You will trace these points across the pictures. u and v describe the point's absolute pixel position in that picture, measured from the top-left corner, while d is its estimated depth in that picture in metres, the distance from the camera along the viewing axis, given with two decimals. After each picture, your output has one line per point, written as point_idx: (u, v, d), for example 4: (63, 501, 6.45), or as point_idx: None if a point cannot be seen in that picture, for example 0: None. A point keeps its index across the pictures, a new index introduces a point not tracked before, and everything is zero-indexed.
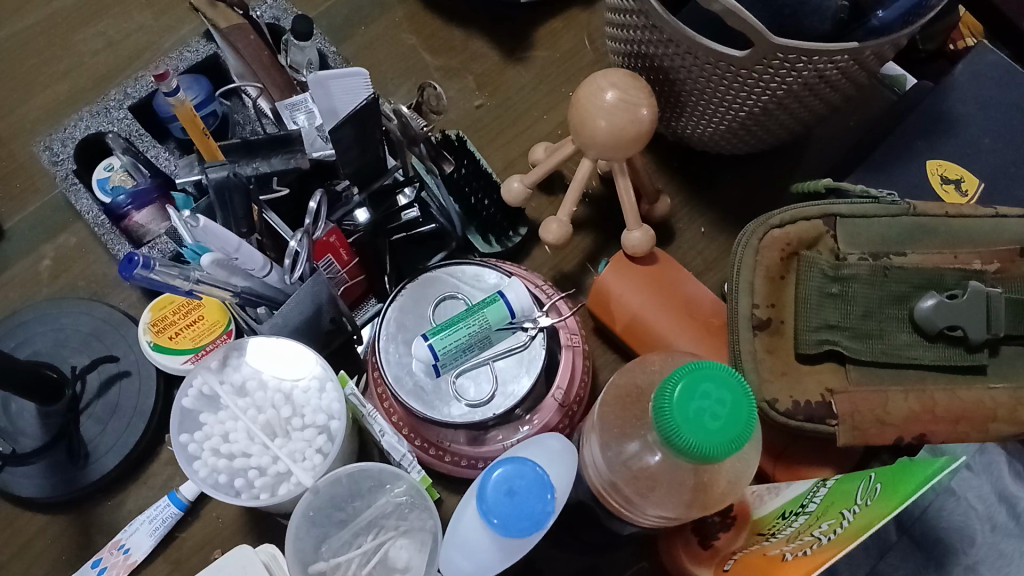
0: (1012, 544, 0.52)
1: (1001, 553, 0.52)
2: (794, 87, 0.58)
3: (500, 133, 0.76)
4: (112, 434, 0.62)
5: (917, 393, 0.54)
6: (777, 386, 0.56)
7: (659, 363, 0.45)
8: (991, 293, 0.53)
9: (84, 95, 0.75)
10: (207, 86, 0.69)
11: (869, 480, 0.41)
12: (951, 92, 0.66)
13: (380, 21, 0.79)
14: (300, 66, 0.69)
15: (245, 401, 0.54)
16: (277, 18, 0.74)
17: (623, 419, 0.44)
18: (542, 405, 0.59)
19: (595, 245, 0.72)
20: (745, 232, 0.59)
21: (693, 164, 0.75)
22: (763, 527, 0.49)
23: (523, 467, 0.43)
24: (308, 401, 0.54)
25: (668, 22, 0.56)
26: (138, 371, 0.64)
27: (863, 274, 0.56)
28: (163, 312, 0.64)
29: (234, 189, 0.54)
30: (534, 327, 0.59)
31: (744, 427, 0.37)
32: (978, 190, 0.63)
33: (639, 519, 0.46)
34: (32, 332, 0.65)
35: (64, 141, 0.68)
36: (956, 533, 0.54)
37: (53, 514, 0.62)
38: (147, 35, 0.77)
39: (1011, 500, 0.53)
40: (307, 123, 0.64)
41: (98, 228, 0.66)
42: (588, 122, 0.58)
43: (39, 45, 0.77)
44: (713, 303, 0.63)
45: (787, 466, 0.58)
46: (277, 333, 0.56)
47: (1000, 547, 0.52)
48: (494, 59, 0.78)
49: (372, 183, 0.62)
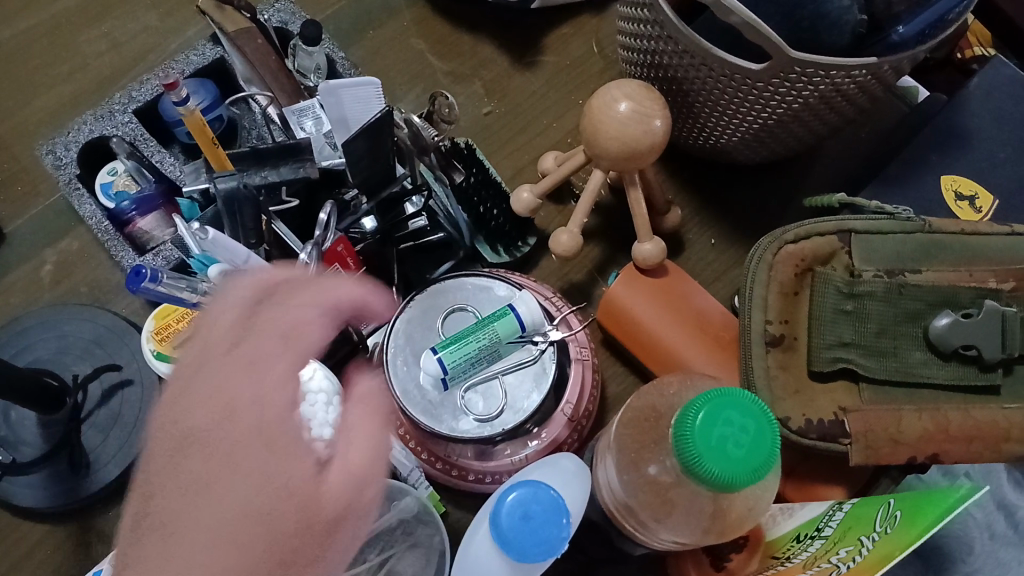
0: (1011, 552, 0.52)
1: (1000, 561, 0.51)
2: (811, 100, 0.57)
3: (508, 141, 0.75)
4: (115, 443, 0.61)
5: (931, 413, 0.54)
6: (790, 403, 0.55)
7: (676, 386, 0.45)
8: (1006, 313, 0.53)
9: (88, 97, 0.74)
10: (213, 90, 0.67)
11: (889, 505, 0.41)
12: (966, 106, 0.65)
13: (387, 25, 0.78)
14: (308, 70, 0.69)
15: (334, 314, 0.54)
16: (285, 22, 0.72)
17: (640, 442, 0.43)
18: (551, 420, 0.58)
19: (604, 255, 0.71)
20: (758, 246, 0.58)
21: (702, 175, 0.74)
22: (779, 550, 0.48)
23: (538, 490, 0.42)
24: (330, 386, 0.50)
25: (684, 33, 0.56)
26: (141, 381, 0.63)
27: (879, 291, 0.55)
28: (165, 320, 0.63)
29: (244, 200, 0.55)
30: (545, 340, 0.58)
31: (768, 456, 0.36)
32: (992, 208, 0.63)
33: (650, 542, 0.45)
34: (33, 339, 0.64)
35: (67, 145, 0.66)
36: (955, 540, 0.53)
37: (53, 524, 0.61)
38: (153, 36, 0.76)
39: (1009, 508, 0.54)
40: (316, 130, 0.63)
41: (102, 234, 0.65)
42: (601, 132, 0.57)
43: (44, 45, 0.76)
44: (725, 317, 0.63)
45: (797, 483, 0.58)
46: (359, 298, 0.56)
47: (999, 555, 0.52)
48: (502, 66, 0.78)
49: (381, 191, 0.61)
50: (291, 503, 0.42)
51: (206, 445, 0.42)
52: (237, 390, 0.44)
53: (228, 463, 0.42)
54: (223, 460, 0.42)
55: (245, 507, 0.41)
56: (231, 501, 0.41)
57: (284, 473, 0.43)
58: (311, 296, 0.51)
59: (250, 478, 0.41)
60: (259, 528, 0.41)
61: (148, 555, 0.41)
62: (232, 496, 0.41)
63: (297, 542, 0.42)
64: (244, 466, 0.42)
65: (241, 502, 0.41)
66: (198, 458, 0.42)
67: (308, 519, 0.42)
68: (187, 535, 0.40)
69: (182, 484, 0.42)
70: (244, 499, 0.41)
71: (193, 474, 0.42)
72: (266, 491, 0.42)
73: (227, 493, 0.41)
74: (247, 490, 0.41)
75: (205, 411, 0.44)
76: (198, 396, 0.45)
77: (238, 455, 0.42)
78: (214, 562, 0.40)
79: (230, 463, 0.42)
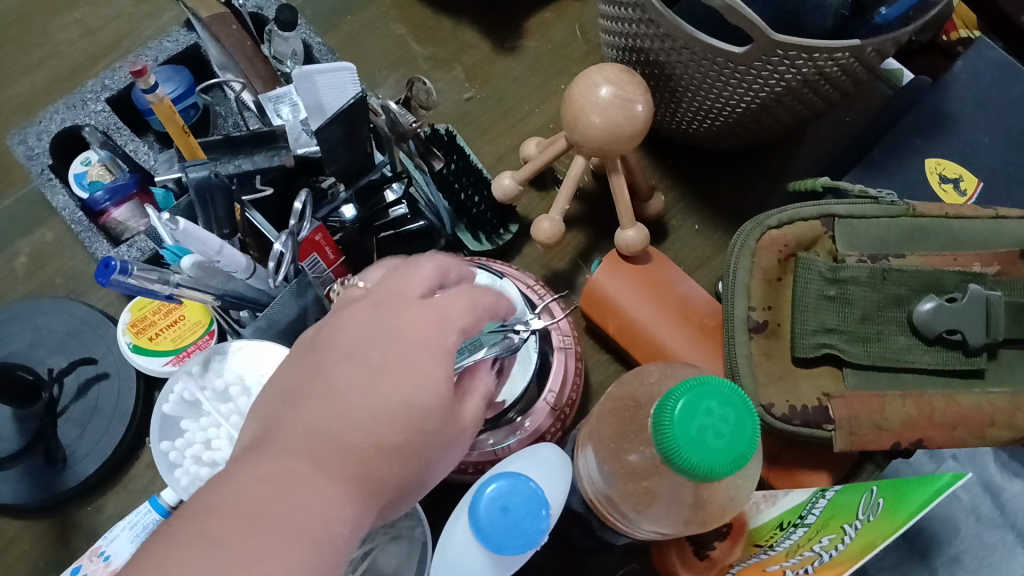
0: (995, 534, 0.52)
1: (984, 543, 0.51)
2: (794, 84, 0.56)
3: (490, 127, 0.74)
4: (91, 437, 0.60)
5: (915, 398, 0.53)
6: (774, 390, 0.55)
7: (657, 375, 0.44)
8: (990, 297, 0.52)
9: (60, 84, 0.73)
10: (188, 77, 0.66)
11: (872, 494, 0.40)
12: (950, 89, 0.64)
13: (366, 10, 0.77)
14: (284, 56, 0.68)
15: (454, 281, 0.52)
16: (260, 7, 0.70)
17: (620, 432, 0.42)
18: (534, 409, 0.57)
19: (587, 242, 0.70)
20: (741, 232, 0.57)
21: (687, 161, 0.73)
22: (762, 538, 0.48)
23: (516, 482, 0.42)
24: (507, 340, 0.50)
25: (665, 16, 0.55)
26: (117, 374, 0.62)
27: (863, 277, 0.54)
28: (142, 312, 0.62)
29: (216, 189, 0.53)
30: (528, 331, 0.53)
31: (748, 444, 0.36)
32: (976, 191, 0.63)
33: (632, 532, 0.45)
34: (7, 332, 0.63)
35: (39, 135, 0.64)
36: (941, 522, 0.53)
37: (30, 519, 0.61)
38: (127, 22, 0.75)
39: (995, 489, 0.54)
40: (292, 117, 0.61)
41: (75, 225, 0.63)
42: (582, 117, 0.56)
43: (14, 32, 0.74)
44: (709, 303, 0.62)
45: (782, 471, 0.57)
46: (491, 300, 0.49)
47: (983, 537, 0.52)
48: (483, 51, 0.76)
49: (360, 178, 0.60)
50: (398, 435, 0.38)
51: (362, 401, 0.38)
52: (399, 342, 0.39)
53: (357, 400, 0.38)
54: (360, 402, 0.38)
55: (364, 434, 0.37)
56: (355, 442, 0.37)
57: (418, 411, 0.38)
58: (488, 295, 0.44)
59: (406, 410, 0.38)
60: (351, 457, 0.36)
61: (223, 531, 0.31)
62: (376, 420, 0.37)
63: (391, 473, 0.37)
64: (428, 407, 0.39)
65: (365, 435, 0.37)
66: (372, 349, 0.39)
67: (408, 451, 0.38)
68: (290, 440, 0.36)
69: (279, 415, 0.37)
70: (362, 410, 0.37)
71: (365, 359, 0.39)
72: (411, 435, 0.38)
73: (318, 436, 0.36)
74: (348, 437, 0.37)
75: (363, 361, 0.39)
76: (367, 340, 0.40)
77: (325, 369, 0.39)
78: (321, 482, 0.35)
79: (392, 401, 0.38)
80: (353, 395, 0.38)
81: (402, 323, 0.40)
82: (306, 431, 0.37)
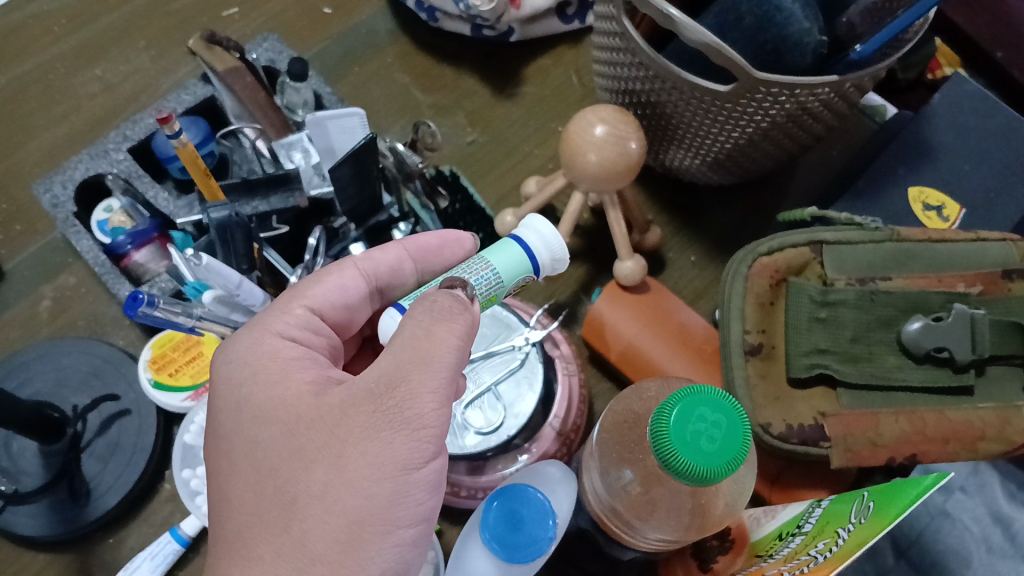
0: (1007, 564, 0.59)
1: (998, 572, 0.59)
2: (779, 119, 0.60)
3: (493, 167, 0.77)
4: (113, 472, 0.62)
5: (908, 415, 0.55)
6: (770, 410, 0.57)
7: (655, 389, 0.47)
8: (975, 316, 0.55)
9: (83, 137, 0.76)
10: (204, 126, 0.70)
11: (862, 498, 0.42)
12: (929, 121, 0.68)
13: (372, 61, 0.81)
14: (296, 105, 0.72)
15: (414, 238, 0.52)
16: (273, 60, 0.74)
17: (622, 444, 0.45)
18: (540, 434, 0.60)
19: (588, 273, 0.73)
20: (734, 259, 0.60)
21: (681, 198, 0.77)
22: (762, 549, 0.49)
23: (526, 494, 0.46)
24: (545, 263, 0.50)
25: (654, 59, 0.58)
26: (138, 410, 0.64)
27: (851, 299, 0.57)
28: (163, 349, 0.65)
29: (236, 228, 0.57)
30: (528, 344, 0.61)
31: (740, 450, 0.38)
32: (959, 216, 0.65)
33: (639, 544, 0.46)
34: (32, 371, 0.65)
35: (65, 183, 0.68)
36: (955, 555, 0.60)
37: (53, 553, 0.62)
38: (145, 77, 0.79)
39: (1006, 521, 0.61)
40: (303, 162, 0.65)
41: (98, 268, 0.66)
42: (579, 155, 0.59)
43: (37, 89, 0.78)
44: (706, 329, 0.65)
45: (783, 489, 0.59)
46: (429, 268, 0.52)
47: (996, 567, 0.59)
48: (484, 97, 0.80)
49: (369, 218, 0.66)
50: (342, 486, 0.37)
51: (278, 465, 0.39)
52: (282, 395, 0.41)
53: (272, 472, 0.39)
54: (272, 467, 0.39)
55: (309, 504, 0.37)
56: (309, 526, 0.37)
57: (342, 451, 0.38)
58: (379, 266, 0.50)
59: (329, 461, 0.38)
60: (310, 538, 0.37)
61: None
62: (307, 482, 0.38)
63: (365, 549, 0.37)
64: (351, 437, 0.38)
65: (309, 502, 0.37)
66: (311, 429, 0.39)
67: (377, 516, 0.37)
68: (256, 550, 0.37)
69: (252, 514, 0.38)
70: (315, 488, 0.37)
71: (301, 443, 0.39)
72: (355, 478, 0.37)
73: (262, 531, 0.37)
74: (295, 522, 0.37)
75: (268, 429, 0.40)
76: (253, 408, 0.41)
77: (284, 451, 0.39)
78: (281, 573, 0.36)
79: (305, 458, 0.38)
80: (264, 468, 0.39)
81: (264, 358, 0.43)
82: (248, 532, 0.38)
